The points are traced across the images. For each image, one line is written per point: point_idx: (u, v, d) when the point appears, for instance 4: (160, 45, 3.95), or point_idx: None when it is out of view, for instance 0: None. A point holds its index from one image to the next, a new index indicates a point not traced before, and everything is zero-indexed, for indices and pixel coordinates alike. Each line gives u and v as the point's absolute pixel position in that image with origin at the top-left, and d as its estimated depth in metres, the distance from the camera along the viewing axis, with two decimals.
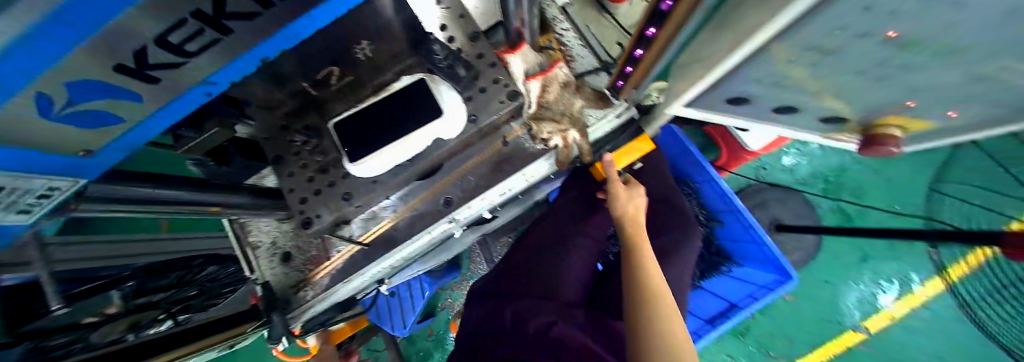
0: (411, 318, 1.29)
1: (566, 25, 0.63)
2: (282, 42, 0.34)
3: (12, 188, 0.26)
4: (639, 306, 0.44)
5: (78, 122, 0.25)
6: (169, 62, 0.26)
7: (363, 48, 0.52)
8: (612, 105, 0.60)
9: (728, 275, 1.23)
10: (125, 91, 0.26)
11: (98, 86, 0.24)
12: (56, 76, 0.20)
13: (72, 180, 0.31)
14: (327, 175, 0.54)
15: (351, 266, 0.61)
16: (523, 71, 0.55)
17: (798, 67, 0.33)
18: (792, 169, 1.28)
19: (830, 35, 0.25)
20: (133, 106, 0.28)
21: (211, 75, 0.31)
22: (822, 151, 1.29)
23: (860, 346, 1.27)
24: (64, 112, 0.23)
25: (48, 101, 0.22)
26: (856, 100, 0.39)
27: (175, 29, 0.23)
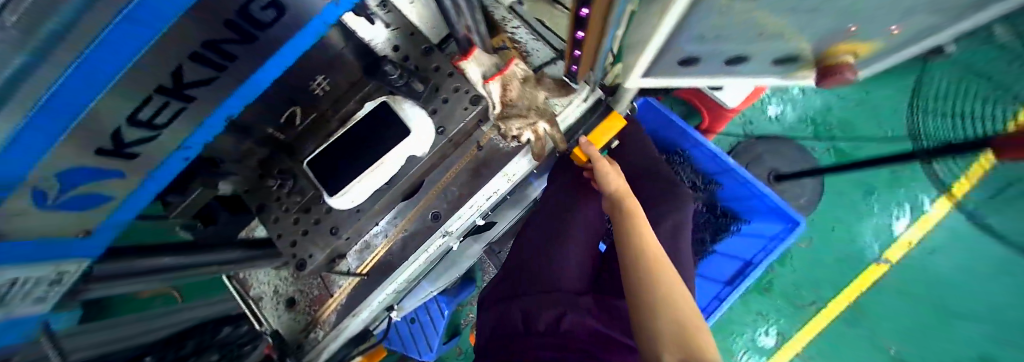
0: (436, 340, 1.29)
1: (516, 23, 0.64)
2: (247, 97, 0.31)
3: (27, 280, 0.26)
4: (645, 285, 0.42)
5: (74, 206, 0.25)
6: (141, 140, 0.25)
7: (319, 82, 0.55)
8: (574, 90, 0.61)
9: (739, 234, 1.23)
10: (112, 171, 0.25)
11: (88, 171, 0.24)
12: (40, 175, 0.21)
13: (79, 261, 0.31)
14: (311, 214, 0.55)
15: (354, 299, 0.60)
16: (480, 74, 0.55)
17: (737, 16, 0.34)
18: (778, 119, 1.30)
19: None
20: (120, 183, 0.27)
21: (182, 142, 0.29)
22: (803, 95, 1.29)
23: (885, 278, 1.26)
24: (58, 199, 0.24)
25: (40, 194, 0.22)
26: (804, 36, 0.40)
27: (143, 108, 0.23)
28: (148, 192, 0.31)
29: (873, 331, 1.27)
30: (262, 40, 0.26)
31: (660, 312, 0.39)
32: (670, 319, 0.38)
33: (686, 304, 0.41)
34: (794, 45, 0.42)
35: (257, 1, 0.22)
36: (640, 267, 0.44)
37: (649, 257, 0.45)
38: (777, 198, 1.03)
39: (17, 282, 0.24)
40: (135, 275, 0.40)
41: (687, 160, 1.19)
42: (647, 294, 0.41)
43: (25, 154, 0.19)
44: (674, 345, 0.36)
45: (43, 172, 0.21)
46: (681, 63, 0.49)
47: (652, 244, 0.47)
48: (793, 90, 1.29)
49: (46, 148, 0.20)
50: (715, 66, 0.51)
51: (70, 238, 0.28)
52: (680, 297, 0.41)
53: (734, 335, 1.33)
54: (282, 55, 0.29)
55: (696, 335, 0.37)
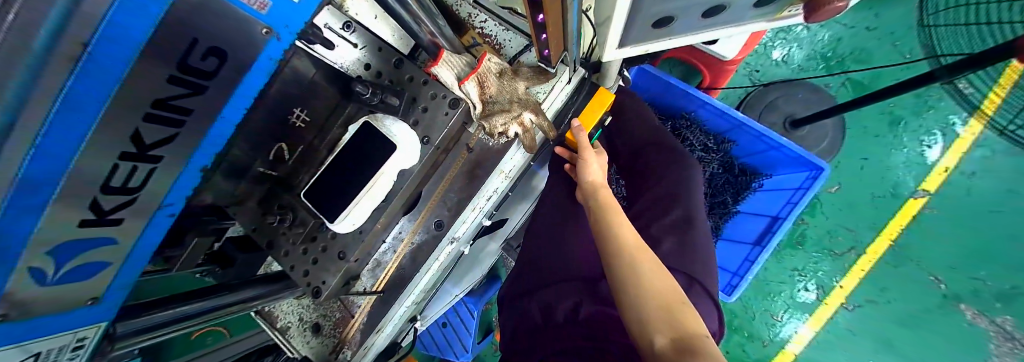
0: (470, 340, 1.32)
1: (483, 16, 0.62)
2: (214, 144, 0.33)
3: (47, 349, 0.31)
4: (628, 267, 0.45)
5: (76, 276, 0.30)
6: (121, 204, 0.29)
7: (298, 115, 0.56)
8: (552, 75, 0.59)
9: (761, 190, 1.19)
10: (104, 238, 0.30)
11: (78, 244, 0.28)
12: (37, 247, 0.25)
13: (96, 326, 0.36)
14: (317, 242, 0.57)
15: (374, 316, 0.62)
16: (454, 77, 0.54)
17: None
18: (785, 61, 1.21)
19: None
20: (114, 248, 0.32)
21: (162, 200, 0.32)
22: (809, 31, 1.21)
23: (926, 209, 1.17)
24: (58, 274, 0.28)
25: (40, 272, 0.27)
26: None
27: (113, 175, 0.26)
28: (143, 251, 0.35)
29: (922, 268, 1.19)
30: (213, 89, 0.28)
31: (643, 291, 0.42)
32: (653, 298, 0.41)
33: (664, 280, 0.44)
34: None
35: (194, 53, 0.24)
36: (618, 253, 0.47)
37: (626, 240, 0.48)
38: (796, 146, 0.98)
39: (34, 353, 0.30)
40: (163, 324, 0.45)
41: (694, 123, 1.14)
42: (628, 278, 0.44)
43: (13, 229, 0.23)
44: (659, 322, 0.39)
45: (38, 244, 0.25)
46: (655, 26, 0.49)
47: (625, 228, 0.50)
48: (797, 27, 1.20)
49: (31, 224, 0.24)
50: (695, 21, 0.50)
51: (80, 304, 0.33)
52: (657, 276, 0.44)
53: (773, 295, 1.27)
54: (240, 95, 0.31)
55: (679, 308, 0.40)
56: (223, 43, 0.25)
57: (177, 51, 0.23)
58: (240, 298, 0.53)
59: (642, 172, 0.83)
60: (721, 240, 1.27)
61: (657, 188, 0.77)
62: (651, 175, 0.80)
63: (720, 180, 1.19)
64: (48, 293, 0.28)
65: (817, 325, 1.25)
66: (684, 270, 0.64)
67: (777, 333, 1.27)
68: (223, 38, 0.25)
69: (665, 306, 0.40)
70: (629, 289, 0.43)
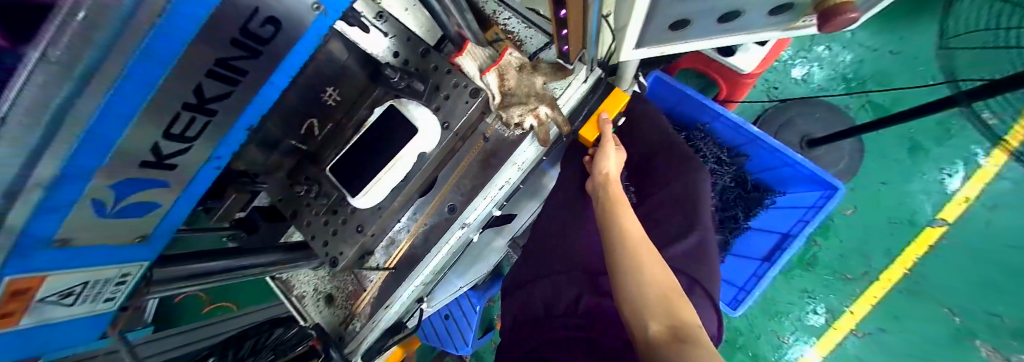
0: (471, 334, 1.34)
1: (507, 14, 0.65)
2: (258, 108, 0.37)
3: (96, 279, 0.35)
4: (629, 255, 0.46)
5: (130, 213, 0.33)
6: (176, 151, 0.32)
7: (330, 93, 0.60)
8: (571, 72, 0.61)
9: (774, 207, 1.17)
10: (157, 180, 0.33)
11: (136, 183, 0.31)
12: (101, 183, 0.28)
13: (138, 264, 0.40)
14: (338, 215, 0.60)
15: (384, 292, 0.64)
16: (477, 68, 0.57)
17: None
18: (806, 80, 1.21)
19: None
20: (165, 191, 0.35)
21: (214, 153, 0.36)
22: (831, 51, 1.20)
23: (944, 240, 1.14)
24: (116, 208, 0.32)
25: (101, 203, 0.30)
26: None
27: (175, 122, 0.29)
28: (186, 202, 0.39)
29: (937, 298, 1.15)
30: (264, 55, 0.31)
31: (642, 282, 0.44)
32: (652, 291, 0.43)
33: (663, 274, 0.45)
34: None
35: (254, 20, 0.27)
36: (620, 245, 0.48)
37: (630, 234, 0.49)
38: (811, 164, 0.97)
39: (85, 282, 0.34)
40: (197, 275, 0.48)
41: (708, 134, 1.14)
42: (628, 267, 0.46)
43: (85, 164, 0.25)
44: (657, 310, 0.41)
45: (100, 181, 0.28)
46: (672, 29, 0.50)
47: (628, 221, 0.52)
48: (819, 47, 1.21)
49: (97, 162, 0.26)
50: (711, 27, 0.52)
51: (130, 241, 0.37)
52: (658, 269, 0.45)
53: (780, 314, 1.25)
54: (288, 64, 0.35)
55: (677, 300, 0.42)
56: (277, 13, 0.28)
57: (240, 16, 0.26)
58: (256, 259, 0.57)
59: (651, 176, 0.84)
60: (728, 256, 1.25)
61: (664, 192, 0.79)
62: (659, 180, 0.82)
63: (731, 193, 1.17)
64: (104, 224, 0.32)
65: (824, 350, 1.21)
66: (686, 271, 0.65)
67: (783, 355, 1.24)
68: (279, 8, 0.28)
69: (662, 296, 0.42)
70: (629, 278, 0.45)
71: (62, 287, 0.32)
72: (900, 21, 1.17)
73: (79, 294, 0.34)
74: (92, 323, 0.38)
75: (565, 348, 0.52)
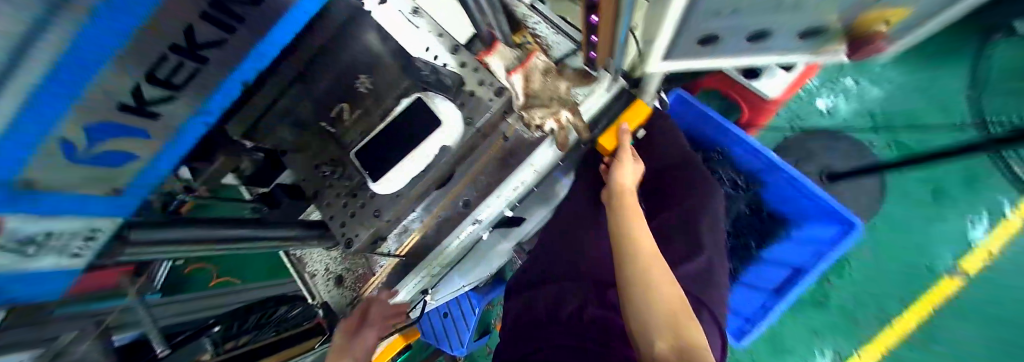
0: (467, 335, 1.34)
1: (537, 19, 0.67)
2: (251, 65, 0.38)
3: (59, 233, 0.29)
4: (639, 266, 0.47)
5: (103, 162, 0.28)
6: (159, 99, 0.29)
7: (362, 81, 0.63)
8: (595, 79, 0.62)
9: (791, 239, 1.14)
10: (138, 130, 0.29)
11: (114, 126, 0.27)
12: (76, 123, 0.23)
13: (111, 219, 0.34)
14: (357, 198, 0.62)
15: (393, 279, 0.66)
16: (503, 68, 0.60)
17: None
18: (830, 112, 1.19)
19: None
20: (143, 142, 0.31)
21: (202, 104, 0.35)
22: (858, 86, 1.18)
23: (963, 293, 1.08)
24: (89, 153, 0.26)
25: (71, 145, 0.24)
26: (819, 10, 0.41)
27: (160, 66, 0.27)
28: (172, 154, 0.36)
29: (958, 351, 1.08)
30: (256, 14, 0.33)
31: (653, 297, 0.44)
32: (663, 308, 0.43)
33: (674, 291, 0.45)
34: (813, 16, 0.43)
35: None
36: (631, 258, 0.48)
37: (645, 247, 0.50)
38: (834, 200, 0.94)
39: (50, 232, 0.28)
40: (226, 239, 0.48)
41: (727, 159, 1.13)
42: (642, 282, 0.45)
43: (52, 103, 0.20)
44: (661, 325, 0.41)
45: (71, 122, 0.23)
46: (702, 44, 0.50)
47: (641, 236, 0.51)
48: (846, 79, 1.19)
49: (67, 101, 0.21)
50: (741, 45, 0.52)
51: (102, 193, 0.31)
52: (669, 286, 0.45)
53: (786, 352, 1.20)
54: (285, 20, 0.38)
55: (684, 318, 0.42)
56: None
57: None
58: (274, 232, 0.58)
59: (661, 199, 0.83)
60: (738, 285, 1.21)
61: (676, 212, 0.77)
62: (672, 199, 0.81)
63: (745, 221, 1.16)
64: (74, 170, 0.26)
65: None
66: (695, 291, 0.64)
67: None
68: None
69: (671, 313, 0.42)
70: (637, 291, 0.45)
71: (24, 236, 0.26)
72: (932, 60, 1.14)
73: (41, 245, 0.28)
74: (42, 285, 0.33)
75: (566, 355, 0.52)
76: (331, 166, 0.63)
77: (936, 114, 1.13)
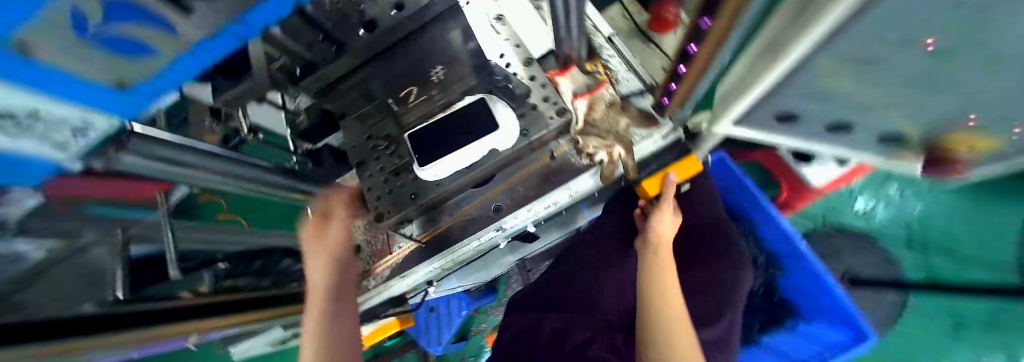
0: (446, 336, 1.33)
1: (611, 52, 0.68)
2: None
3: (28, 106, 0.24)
4: (673, 331, 0.47)
5: (114, 48, 0.22)
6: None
7: (437, 71, 0.64)
8: (657, 124, 0.62)
9: (795, 333, 1.07)
10: (163, 25, 0.22)
11: (135, 10, 0.20)
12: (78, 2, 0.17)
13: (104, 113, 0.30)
14: (398, 178, 0.63)
15: (406, 263, 0.68)
16: (571, 90, 0.62)
17: (841, 82, 0.35)
18: (867, 215, 1.14)
19: (862, 49, 0.28)
20: (172, 40, 0.24)
21: (241, 15, 0.25)
22: (902, 196, 1.13)
23: None
24: (99, 29, 0.20)
25: (77, 19, 0.18)
26: (912, 116, 0.41)
27: None
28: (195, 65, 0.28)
29: None
30: None
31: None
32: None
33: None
34: (904, 122, 0.43)
35: None
36: (662, 317, 0.49)
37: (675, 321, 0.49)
38: (850, 303, 0.89)
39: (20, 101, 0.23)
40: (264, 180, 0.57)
41: (752, 233, 1.09)
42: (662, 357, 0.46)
43: None
44: None
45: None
46: (777, 122, 0.49)
47: (673, 294, 0.52)
48: (892, 188, 1.13)
49: None
50: (816, 132, 0.51)
51: (104, 80, 0.25)
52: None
53: None
54: None
55: None
56: None
57: None
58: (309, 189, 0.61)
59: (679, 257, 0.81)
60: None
61: (687, 272, 0.78)
62: (684, 259, 0.81)
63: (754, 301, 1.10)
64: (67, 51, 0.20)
65: None
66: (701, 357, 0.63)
67: None
68: None
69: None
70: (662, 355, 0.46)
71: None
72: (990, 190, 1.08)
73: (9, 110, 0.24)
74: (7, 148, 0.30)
75: None
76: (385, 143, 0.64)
77: (976, 246, 1.09)
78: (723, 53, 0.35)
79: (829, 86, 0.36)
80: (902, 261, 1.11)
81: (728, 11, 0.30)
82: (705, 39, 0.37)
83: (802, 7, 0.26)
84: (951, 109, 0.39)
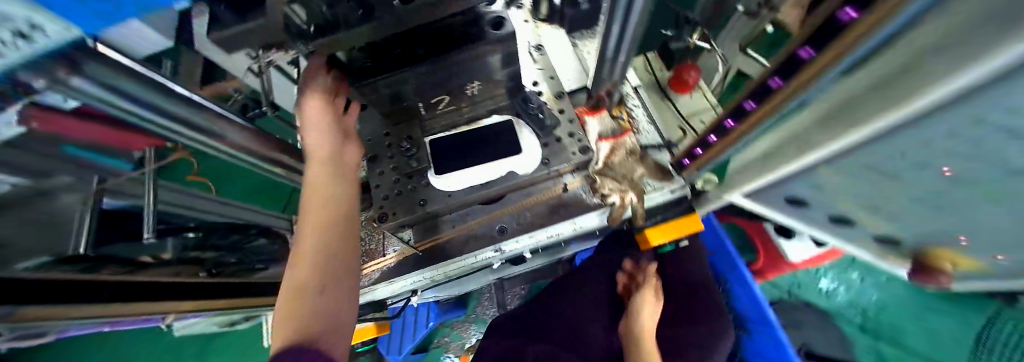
0: (409, 347, 1.26)
1: (637, 102, 0.74)
2: None
3: None
4: None
5: None
6: None
7: (473, 86, 0.63)
8: (671, 179, 0.64)
9: None
10: None
11: None
12: None
13: None
14: (410, 181, 0.62)
15: (397, 269, 0.66)
16: (598, 131, 0.64)
17: (857, 181, 0.39)
18: (829, 294, 1.21)
19: (889, 156, 0.32)
20: None
21: None
22: (862, 282, 1.22)
23: None
24: None
25: None
26: (908, 227, 0.45)
27: None
28: None
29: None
30: None
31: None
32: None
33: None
34: (900, 230, 0.47)
35: None
36: None
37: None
38: None
39: None
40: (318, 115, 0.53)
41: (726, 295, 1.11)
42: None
43: None
44: None
45: None
46: (785, 202, 0.54)
47: None
48: (854, 273, 1.22)
49: None
50: (818, 218, 0.55)
51: None
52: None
53: None
54: None
55: None
56: None
57: None
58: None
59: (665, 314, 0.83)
60: None
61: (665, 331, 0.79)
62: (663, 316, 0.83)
63: None
64: None
65: None
66: None
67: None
68: None
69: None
70: None
71: None
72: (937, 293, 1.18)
73: None
74: None
75: None
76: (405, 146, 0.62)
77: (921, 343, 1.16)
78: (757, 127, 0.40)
79: (837, 181, 0.42)
80: (856, 344, 1.17)
81: (779, 97, 0.33)
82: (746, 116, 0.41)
83: (849, 107, 0.29)
84: (944, 230, 0.43)
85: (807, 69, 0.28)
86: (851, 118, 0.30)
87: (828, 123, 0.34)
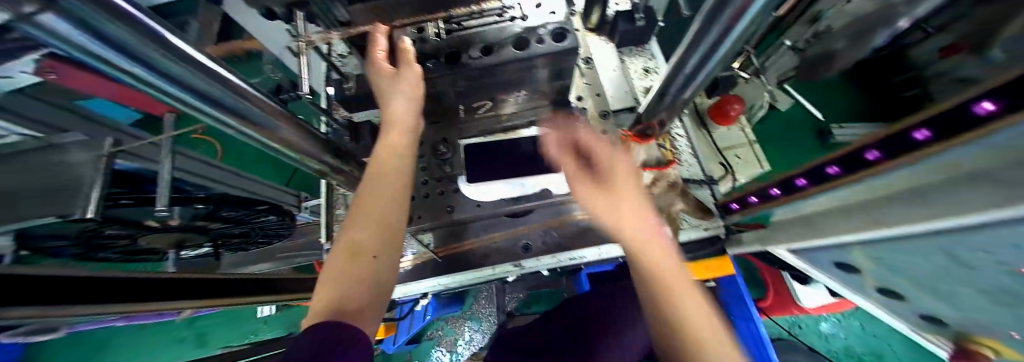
0: (403, 339, 1.17)
1: (680, 131, 0.74)
2: None
3: None
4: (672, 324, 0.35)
5: None
6: None
7: (518, 95, 0.60)
8: (713, 218, 0.66)
9: None
10: None
11: None
12: None
13: None
14: (440, 185, 0.60)
15: (416, 272, 0.64)
16: (641, 160, 0.60)
17: (927, 263, 0.37)
18: (829, 338, 1.21)
19: (977, 253, 0.30)
20: None
21: None
22: (864, 330, 1.20)
23: None
24: None
25: None
26: (970, 318, 0.42)
27: None
28: None
29: None
30: None
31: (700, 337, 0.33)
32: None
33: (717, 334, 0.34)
34: (951, 315, 0.45)
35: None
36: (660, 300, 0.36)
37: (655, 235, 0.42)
38: None
39: None
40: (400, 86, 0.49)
41: None
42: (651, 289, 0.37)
43: None
44: None
45: None
46: (834, 263, 0.53)
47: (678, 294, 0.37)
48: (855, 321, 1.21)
49: None
50: (864, 286, 0.55)
51: None
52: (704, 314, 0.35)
53: None
54: None
55: None
56: None
57: None
58: (336, 167, 0.57)
59: None
60: None
61: None
62: None
63: None
64: None
65: None
66: None
67: None
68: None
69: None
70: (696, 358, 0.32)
71: None
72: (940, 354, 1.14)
73: None
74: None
75: None
76: (444, 149, 0.60)
77: None
78: (839, 189, 0.38)
79: (897, 256, 0.40)
80: None
81: (871, 169, 0.31)
82: (829, 179, 0.38)
83: (955, 195, 0.27)
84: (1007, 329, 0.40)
85: (917, 152, 0.26)
86: (943, 204, 0.28)
87: (921, 205, 0.31)
